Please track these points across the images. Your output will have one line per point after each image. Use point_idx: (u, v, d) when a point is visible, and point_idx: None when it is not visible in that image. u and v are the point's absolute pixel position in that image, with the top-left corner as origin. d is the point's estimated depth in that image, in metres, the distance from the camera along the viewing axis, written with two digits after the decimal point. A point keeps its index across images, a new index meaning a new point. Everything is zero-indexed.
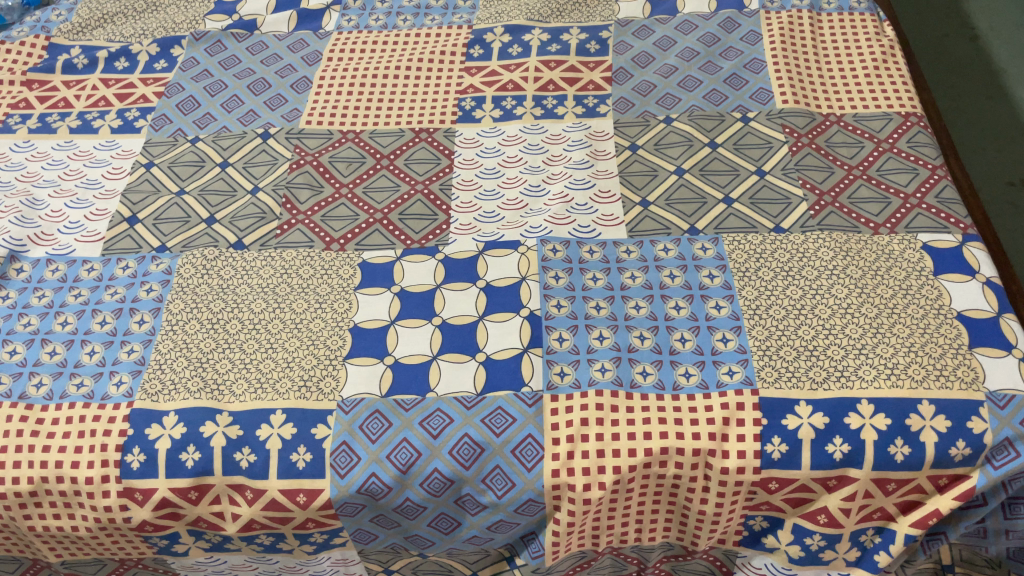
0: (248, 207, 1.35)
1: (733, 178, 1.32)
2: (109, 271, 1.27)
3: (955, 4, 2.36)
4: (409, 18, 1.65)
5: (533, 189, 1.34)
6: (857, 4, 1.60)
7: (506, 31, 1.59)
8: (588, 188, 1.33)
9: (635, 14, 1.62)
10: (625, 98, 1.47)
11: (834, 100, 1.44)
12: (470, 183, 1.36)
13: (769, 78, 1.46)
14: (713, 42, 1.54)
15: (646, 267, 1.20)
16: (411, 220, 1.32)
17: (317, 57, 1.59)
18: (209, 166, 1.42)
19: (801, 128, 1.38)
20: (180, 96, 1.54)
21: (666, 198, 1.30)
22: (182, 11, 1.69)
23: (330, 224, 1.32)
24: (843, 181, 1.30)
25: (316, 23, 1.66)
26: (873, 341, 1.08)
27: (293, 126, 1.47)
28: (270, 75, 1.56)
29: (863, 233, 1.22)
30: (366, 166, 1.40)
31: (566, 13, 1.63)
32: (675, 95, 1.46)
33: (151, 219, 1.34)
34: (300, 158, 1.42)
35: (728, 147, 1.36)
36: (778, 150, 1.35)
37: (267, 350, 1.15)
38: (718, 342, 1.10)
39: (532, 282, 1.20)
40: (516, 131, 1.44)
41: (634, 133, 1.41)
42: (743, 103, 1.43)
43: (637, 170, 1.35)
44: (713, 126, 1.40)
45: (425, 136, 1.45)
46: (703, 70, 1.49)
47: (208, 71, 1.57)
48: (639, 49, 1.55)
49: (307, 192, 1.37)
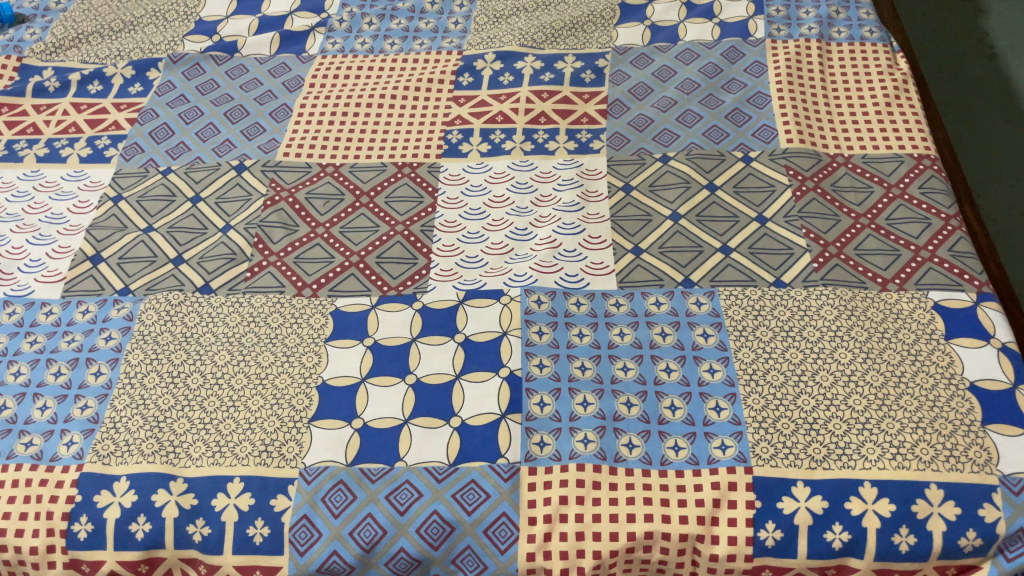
0: (218, 247, 1.28)
1: (731, 225, 1.23)
2: (68, 315, 1.20)
3: (974, 21, 2.26)
4: (397, 41, 1.57)
5: (520, 232, 1.26)
6: (868, 34, 1.51)
7: (497, 58, 1.52)
8: (577, 233, 1.25)
9: (633, 41, 1.54)
10: (620, 133, 1.39)
11: (842, 138, 1.35)
12: (454, 224, 1.29)
13: (774, 114, 1.38)
14: (715, 74, 1.46)
15: (636, 323, 1.12)
16: (388, 264, 1.24)
17: (299, 83, 1.51)
18: (180, 200, 1.35)
19: (805, 170, 1.30)
20: (154, 123, 1.47)
21: (660, 245, 1.22)
22: (160, 31, 1.62)
23: (303, 267, 1.24)
24: (850, 231, 1.22)
25: (299, 45, 1.58)
26: (878, 415, 1.00)
27: (270, 158, 1.40)
28: (249, 102, 1.49)
29: (869, 289, 1.14)
30: (345, 203, 1.33)
31: (561, 39, 1.55)
32: (672, 131, 1.38)
33: (116, 258, 1.27)
34: (276, 194, 1.34)
35: (728, 190, 1.28)
36: (781, 195, 1.27)
37: (228, 409, 1.08)
38: (711, 411, 1.02)
39: (513, 337, 1.12)
40: (504, 167, 1.36)
41: (628, 172, 1.33)
42: (745, 141, 1.35)
43: (630, 213, 1.27)
44: (713, 166, 1.32)
45: (408, 172, 1.37)
46: (704, 104, 1.41)
47: (184, 97, 1.50)
48: (637, 79, 1.47)
49: (281, 231, 1.29)
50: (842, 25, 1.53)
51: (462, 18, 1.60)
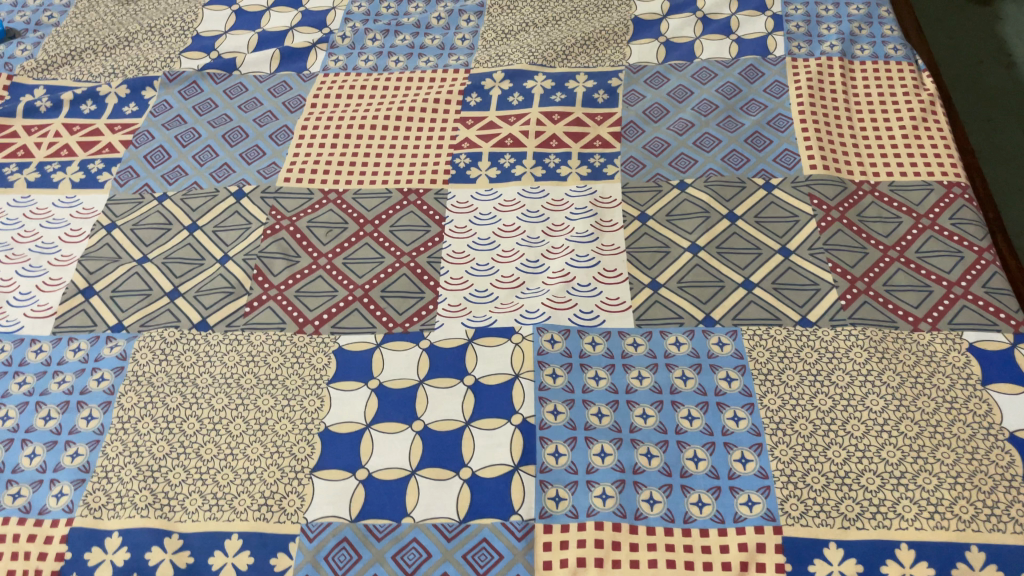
0: (216, 280, 1.22)
1: (754, 258, 1.18)
2: (58, 353, 1.15)
3: (992, 29, 2.20)
4: (402, 59, 1.51)
5: (531, 264, 1.21)
6: (892, 51, 1.45)
7: (506, 77, 1.46)
8: (592, 265, 1.19)
9: (648, 58, 1.48)
10: (635, 157, 1.34)
11: (867, 164, 1.29)
12: (462, 255, 1.23)
13: (796, 138, 1.32)
14: (733, 94, 1.40)
15: (655, 365, 1.07)
16: (394, 298, 1.19)
17: (300, 103, 1.46)
18: (176, 229, 1.29)
19: (830, 199, 1.24)
20: (149, 145, 1.41)
21: (678, 279, 1.16)
22: (156, 47, 1.56)
23: (305, 301, 1.19)
24: (878, 265, 1.16)
25: (300, 62, 1.52)
26: (913, 469, 0.95)
27: (270, 184, 1.34)
28: (248, 123, 1.43)
29: (900, 328, 1.09)
30: (348, 233, 1.27)
31: (572, 56, 1.49)
32: (690, 156, 1.32)
33: (108, 291, 1.22)
34: (276, 223, 1.29)
35: (749, 220, 1.22)
36: (805, 226, 1.21)
37: (226, 457, 1.03)
38: (736, 464, 0.97)
39: (526, 381, 1.06)
40: (514, 194, 1.31)
41: (645, 200, 1.27)
42: (766, 166, 1.29)
43: (647, 244, 1.21)
44: (733, 194, 1.26)
45: (414, 198, 1.31)
46: (722, 127, 1.35)
47: (180, 117, 1.45)
48: (652, 99, 1.41)
49: (282, 262, 1.24)
50: (865, 42, 1.47)
51: (469, 34, 1.55)
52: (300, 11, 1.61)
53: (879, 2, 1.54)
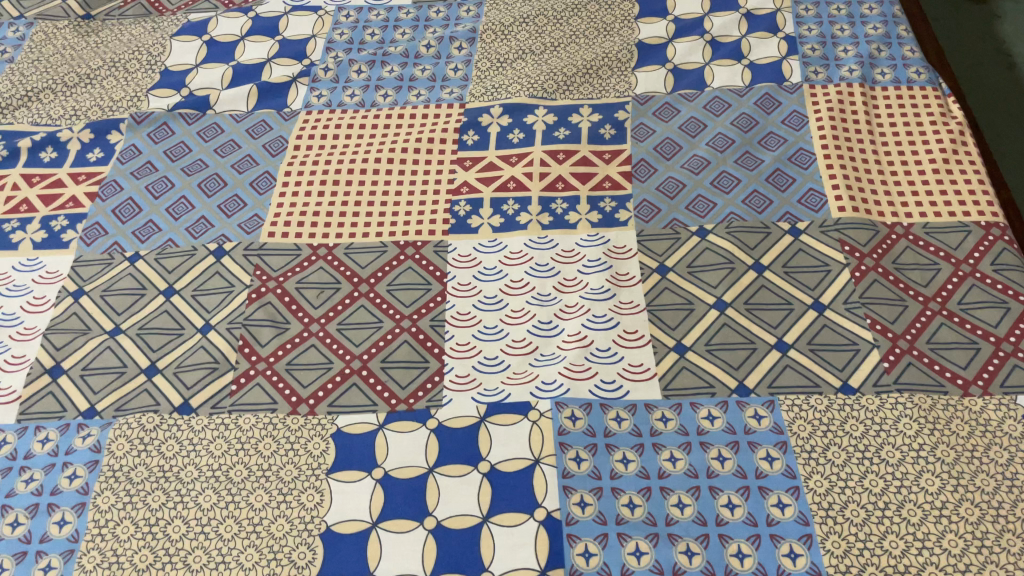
0: (198, 353, 1.11)
1: (785, 314, 1.09)
2: (24, 446, 1.04)
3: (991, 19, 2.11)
4: (391, 93, 1.41)
5: (544, 326, 1.11)
6: (915, 75, 1.37)
7: (504, 112, 1.36)
8: (611, 326, 1.10)
9: (655, 87, 1.38)
10: (648, 201, 1.24)
11: (898, 203, 1.21)
12: (468, 317, 1.13)
13: (820, 176, 1.23)
14: (750, 126, 1.31)
15: (688, 444, 0.97)
16: (396, 370, 1.08)
17: (282, 145, 1.34)
18: (150, 294, 1.18)
19: (862, 245, 1.15)
20: (118, 198, 1.29)
21: (706, 341, 1.07)
22: (121, 84, 1.44)
23: (296, 375, 1.08)
24: (919, 319, 1.07)
25: (279, 99, 1.41)
26: (979, 560, 0.88)
27: (252, 239, 1.23)
28: (225, 169, 1.31)
29: (949, 394, 1.00)
30: (341, 293, 1.17)
31: (573, 86, 1.39)
32: (708, 198, 1.23)
33: (78, 369, 1.11)
34: (261, 284, 1.18)
35: (778, 271, 1.13)
36: (838, 276, 1.12)
37: (218, 566, 0.93)
38: (785, 559, 0.88)
39: (547, 467, 0.97)
40: (521, 245, 1.21)
41: (663, 249, 1.18)
42: (790, 209, 1.20)
43: (669, 301, 1.12)
44: (757, 241, 1.17)
45: (411, 252, 1.21)
46: (741, 164, 1.26)
47: (151, 164, 1.33)
48: (663, 133, 1.32)
49: (269, 330, 1.13)
50: (885, 65, 1.39)
51: (461, 63, 1.44)
52: (277, 40, 1.49)
53: (896, 20, 1.45)
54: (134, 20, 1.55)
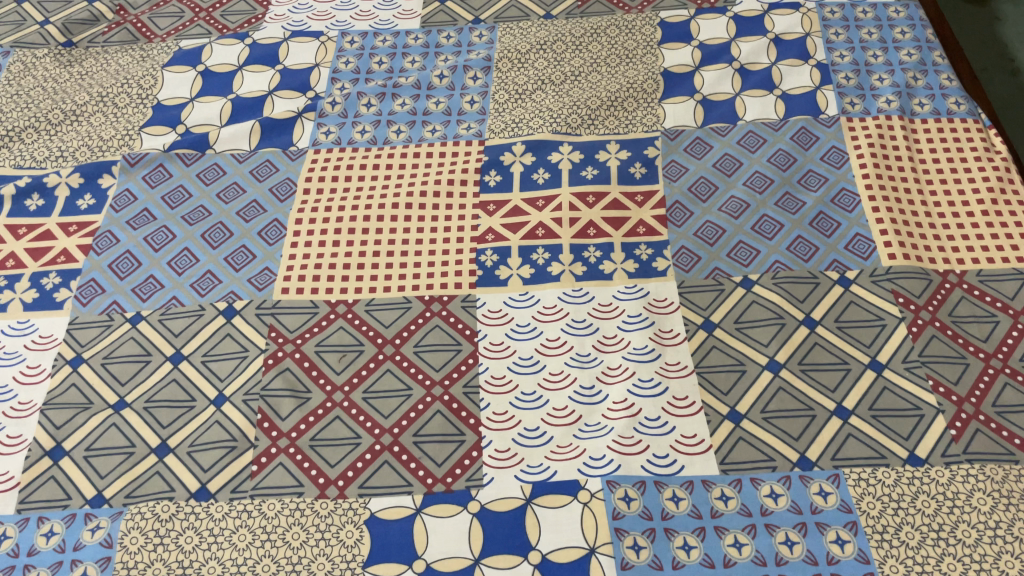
0: (212, 430, 1.02)
1: (843, 376, 1.03)
2: (27, 540, 0.95)
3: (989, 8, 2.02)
4: (404, 128, 1.32)
5: (587, 392, 1.04)
6: (955, 106, 1.31)
7: (527, 149, 1.28)
8: (659, 392, 1.03)
9: (685, 121, 1.31)
10: (687, 248, 1.17)
11: (947, 248, 1.15)
12: (503, 381, 1.06)
13: (866, 220, 1.17)
14: (788, 164, 1.24)
15: (752, 527, 0.92)
16: (429, 444, 1.00)
17: (290, 189, 1.25)
18: (156, 360, 1.09)
19: (916, 296, 1.09)
20: (113, 251, 1.19)
21: (761, 408, 1.01)
22: (110, 120, 1.34)
23: (322, 453, 1.00)
24: (982, 379, 1.02)
25: (284, 136, 1.32)
26: None
27: (265, 297, 1.14)
28: (230, 218, 1.22)
29: (1021, 463, 0.95)
30: (365, 357, 1.08)
31: (598, 120, 1.32)
32: (750, 245, 1.16)
33: (81, 450, 1.02)
34: (278, 348, 1.09)
35: (830, 326, 1.07)
36: (894, 332, 1.06)
37: None
38: None
39: (604, 556, 0.91)
40: (555, 299, 1.13)
41: (706, 302, 1.11)
42: (838, 256, 1.14)
43: (718, 362, 1.05)
44: (806, 293, 1.10)
45: (438, 308, 1.13)
46: (782, 207, 1.19)
47: (148, 212, 1.23)
48: (697, 172, 1.25)
49: (290, 401, 1.04)
50: (922, 95, 1.33)
51: (478, 95, 1.35)
52: (278, 69, 1.40)
53: (930, 45, 1.39)
54: (121, 47, 1.44)
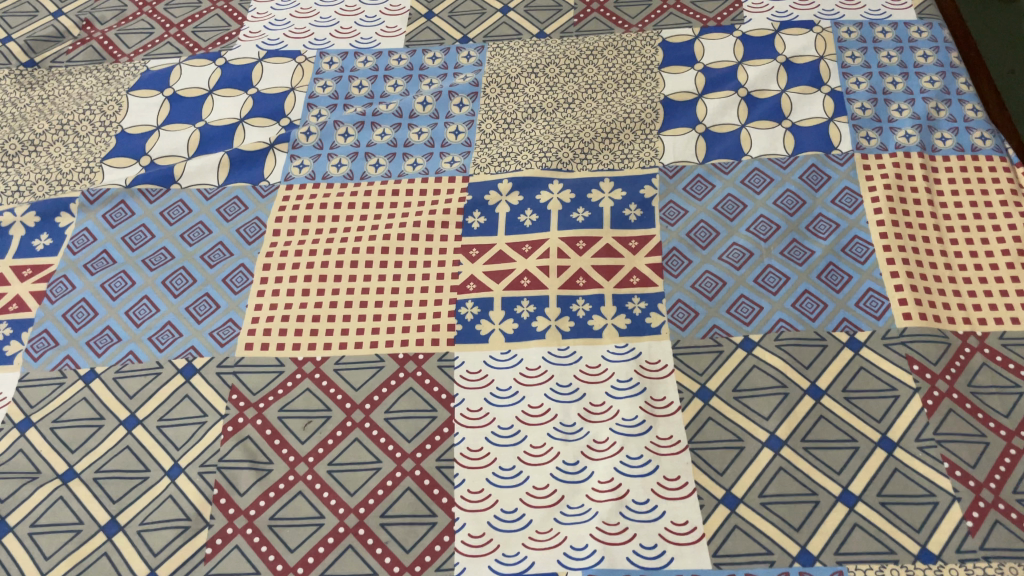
0: (165, 506, 0.95)
1: (850, 456, 0.94)
2: None
3: None
4: (383, 161, 1.23)
5: (571, 468, 0.96)
6: (980, 141, 1.20)
7: (514, 187, 1.19)
8: (648, 470, 0.95)
9: (685, 155, 1.21)
10: (684, 301, 1.08)
11: (968, 305, 1.06)
12: (481, 454, 0.98)
13: (880, 273, 1.07)
14: (796, 207, 1.14)
15: None
16: (397, 527, 0.93)
17: (258, 230, 1.17)
18: (109, 425, 1.02)
19: (933, 363, 1.00)
20: (68, 298, 1.12)
21: (759, 492, 0.92)
22: (71, 151, 1.25)
23: (282, 535, 0.93)
24: (1004, 461, 0.93)
25: (254, 169, 1.23)
26: None
27: (227, 353, 1.06)
28: (194, 262, 1.14)
29: None
30: (332, 423, 1.00)
31: (592, 154, 1.22)
32: (752, 300, 1.07)
33: (25, 526, 0.95)
34: (239, 412, 1.01)
35: (837, 396, 0.98)
36: (907, 405, 0.97)
37: None
38: None
39: None
40: (539, 358, 1.04)
41: (703, 366, 1.02)
42: (848, 315, 1.05)
43: (714, 437, 0.96)
44: (812, 358, 1.01)
45: (412, 368, 1.04)
46: (789, 256, 1.10)
47: (107, 255, 1.15)
48: (697, 215, 1.15)
49: (249, 474, 0.97)
50: (945, 128, 1.22)
51: (463, 124, 1.26)
52: (251, 94, 1.31)
53: (955, 71, 1.28)
54: (85, 68, 1.35)
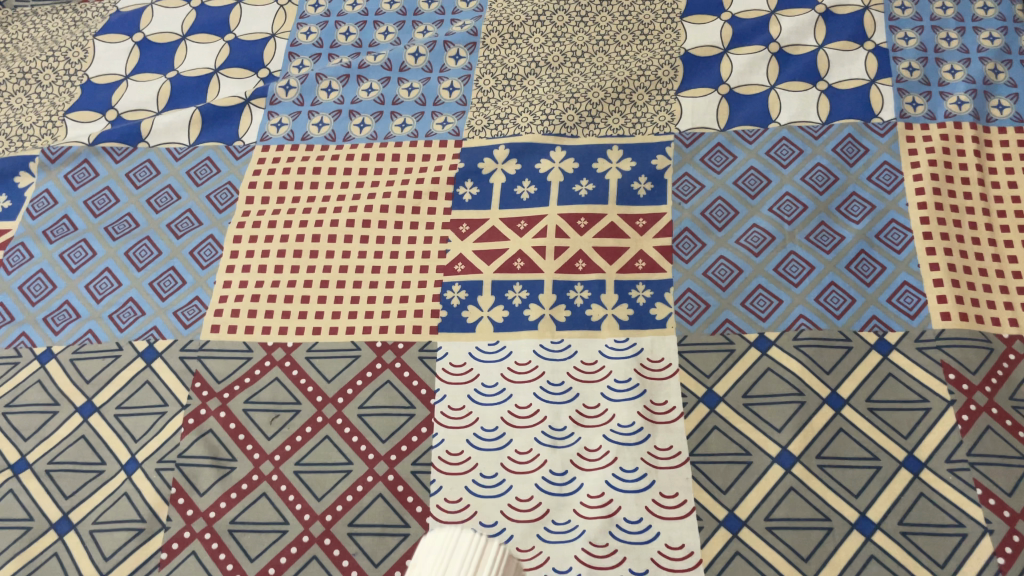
0: (120, 505, 0.88)
1: (870, 477, 0.84)
2: None
3: None
4: (369, 121, 1.12)
5: (559, 478, 0.87)
6: None
7: (511, 154, 1.07)
8: (643, 485, 0.85)
9: (705, 121, 1.08)
10: (693, 291, 0.96)
11: (1018, 303, 0.93)
12: (461, 458, 0.89)
13: (918, 265, 0.95)
14: (827, 184, 1.02)
15: None
16: (366, 537, 0.85)
17: (230, 197, 1.07)
18: (64, 411, 0.94)
19: (971, 372, 0.89)
20: (25, 269, 1.03)
21: (766, 514, 0.83)
22: (32, 102, 1.15)
23: (243, 542, 0.86)
24: None
25: (228, 127, 1.12)
26: None
27: (191, 336, 0.98)
28: (160, 231, 1.05)
29: None
30: (301, 418, 0.92)
31: (600, 116, 1.09)
32: (771, 292, 0.95)
33: None
34: (202, 403, 0.94)
35: (860, 408, 0.88)
36: (939, 420, 0.87)
37: None
38: None
39: None
40: (530, 352, 0.94)
41: (712, 368, 0.91)
42: (878, 313, 0.93)
43: (719, 449, 0.87)
44: (835, 362, 0.90)
45: (390, 358, 0.95)
46: (815, 242, 0.98)
47: (67, 221, 1.06)
48: (715, 191, 1.03)
49: (210, 473, 0.89)
50: (1002, 94, 1.07)
51: (458, 80, 1.14)
52: (228, 40, 1.20)
53: (1019, 26, 1.12)
54: (51, 8, 1.24)
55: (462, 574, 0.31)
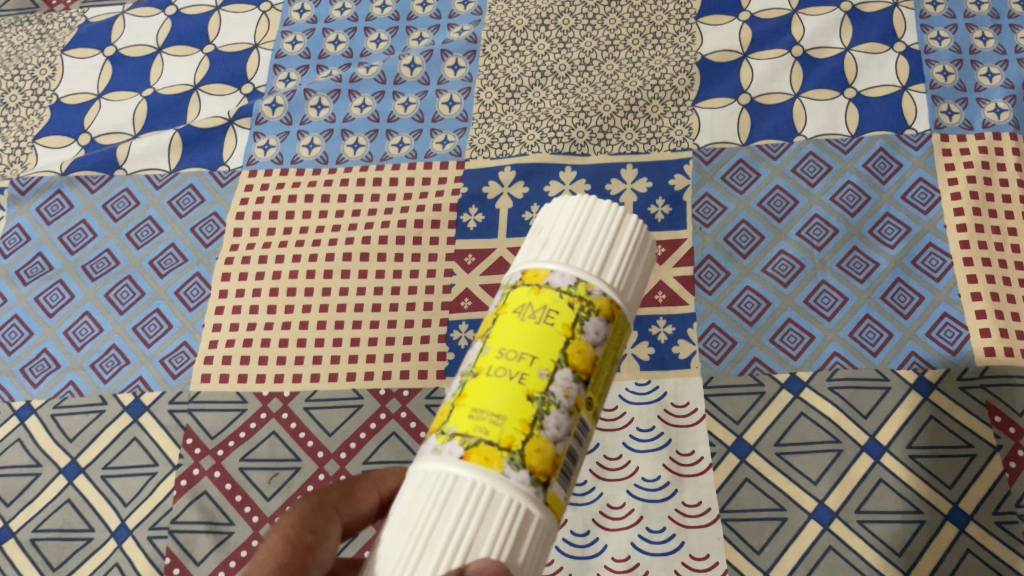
0: None
1: (914, 532, 0.79)
2: None
3: None
4: (363, 140, 1.04)
5: (581, 539, 0.81)
6: None
7: (518, 176, 1.00)
8: (671, 545, 0.80)
9: (726, 134, 1.01)
10: (719, 327, 0.90)
11: None
12: None
13: (958, 294, 0.89)
14: (858, 205, 0.95)
15: None
16: None
17: (217, 229, 0.99)
18: (46, 473, 0.88)
19: (1019, 414, 0.83)
20: None
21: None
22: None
23: None
24: None
25: (212, 150, 1.04)
26: None
27: (180, 387, 0.91)
28: (142, 269, 0.97)
29: None
30: (302, 476, 0.86)
31: (612, 130, 1.02)
32: (801, 327, 0.89)
33: None
34: (195, 462, 0.87)
35: (901, 455, 0.82)
36: (985, 468, 0.81)
37: None
38: None
39: None
40: None
41: (741, 414, 0.85)
42: (917, 348, 0.87)
43: (751, 504, 0.81)
44: (872, 405, 0.84)
45: (395, 407, 0.89)
46: (846, 270, 0.91)
47: (42, 259, 0.99)
48: (738, 214, 0.96)
49: (206, 539, 0.83)
50: None
51: (458, 93, 1.06)
52: (207, 53, 1.11)
53: None
54: (15, 19, 1.15)
55: (610, 222, 0.58)
